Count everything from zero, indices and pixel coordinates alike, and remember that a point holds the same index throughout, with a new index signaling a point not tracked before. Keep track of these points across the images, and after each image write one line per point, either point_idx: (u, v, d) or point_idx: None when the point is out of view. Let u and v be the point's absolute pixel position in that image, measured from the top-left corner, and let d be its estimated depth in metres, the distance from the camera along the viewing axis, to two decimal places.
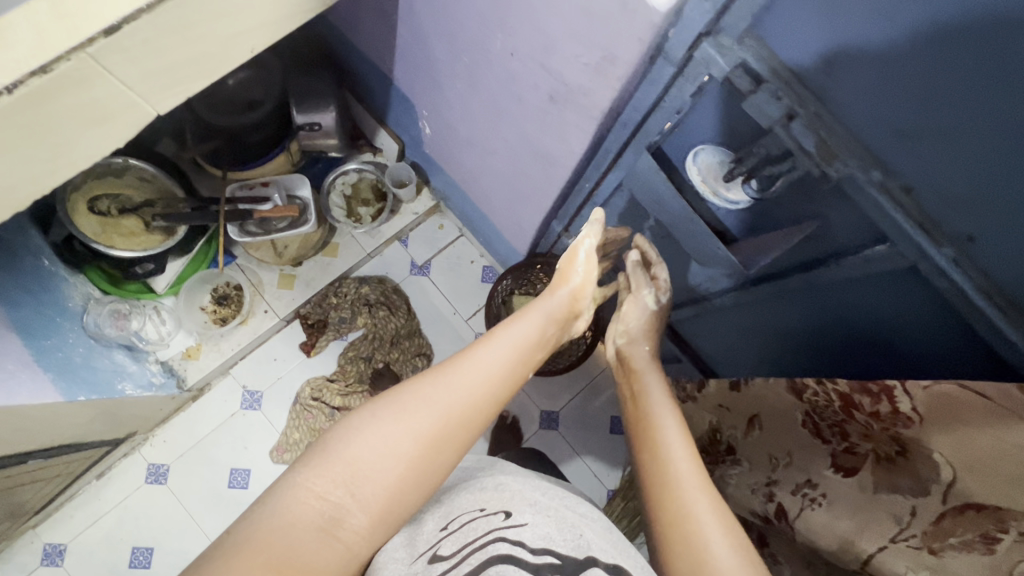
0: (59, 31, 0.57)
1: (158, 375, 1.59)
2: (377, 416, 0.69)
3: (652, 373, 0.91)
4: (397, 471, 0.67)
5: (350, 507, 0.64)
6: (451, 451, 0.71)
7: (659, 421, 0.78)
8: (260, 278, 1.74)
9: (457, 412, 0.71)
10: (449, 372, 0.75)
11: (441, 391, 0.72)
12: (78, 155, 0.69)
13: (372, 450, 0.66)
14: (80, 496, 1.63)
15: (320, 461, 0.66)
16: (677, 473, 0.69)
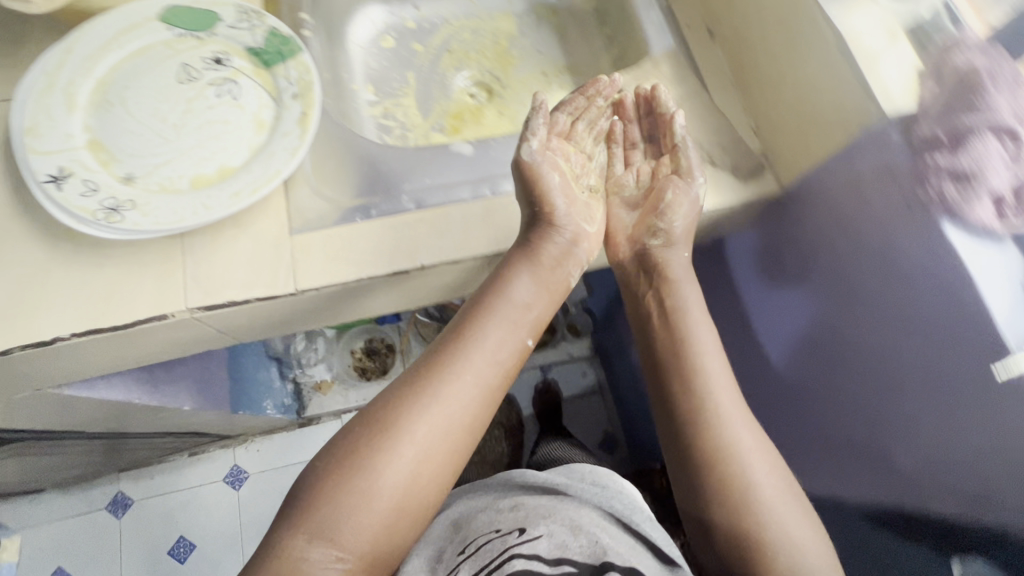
0: (483, 237, 0.65)
1: (288, 398, 1.66)
2: (346, 454, 0.53)
3: (711, 354, 0.63)
4: (399, 490, 0.52)
5: (347, 555, 0.50)
6: (452, 426, 0.55)
7: (723, 446, 0.57)
8: (410, 348, 1.80)
9: (450, 403, 0.56)
10: (429, 368, 0.58)
11: (422, 403, 0.55)
12: (416, 301, 0.76)
13: (355, 480, 0.51)
14: (166, 464, 1.67)
15: (299, 515, 0.50)
16: (754, 522, 0.54)
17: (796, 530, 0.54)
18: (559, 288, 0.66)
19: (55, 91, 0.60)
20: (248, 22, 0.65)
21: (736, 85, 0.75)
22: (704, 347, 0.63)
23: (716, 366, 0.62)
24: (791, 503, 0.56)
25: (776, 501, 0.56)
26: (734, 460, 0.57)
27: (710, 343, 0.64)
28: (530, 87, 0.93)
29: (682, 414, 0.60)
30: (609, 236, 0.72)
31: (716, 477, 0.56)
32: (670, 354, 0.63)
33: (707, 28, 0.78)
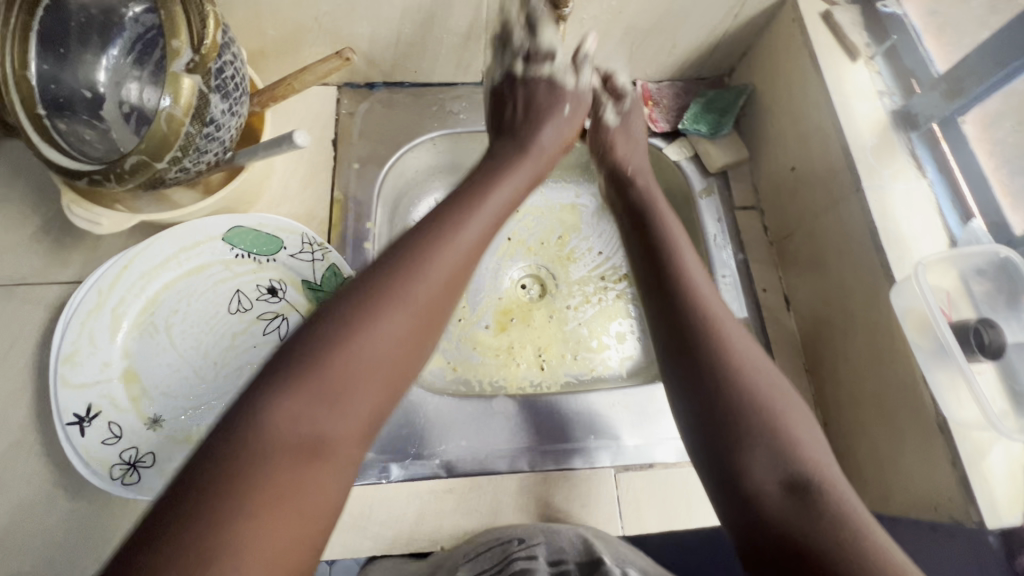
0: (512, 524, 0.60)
1: None
2: (332, 314, 0.40)
3: (696, 268, 0.53)
4: (377, 357, 0.39)
5: (332, 439, 0.37)
6: (437, 290, 0.42)
7: (716, 351, 0.46)
8: None
9: (437, 274, 0.43)
10: (412, 243, 0.44)
11: (404, 257, 0.43)
12: None
13: (330, 336, 0.38)
14: None
15: (285, 373, 0.37)
16: (769, 436, 0.42)
17: (820, 456, 0.42)
18: (512, 207, 0.53)
19: (103, 313, 0.58)
20: (311, 254, 0.63)
21: (809, 370, 0.70)
22: (686, 263, 0.53)
23: (703, 279, 0.52)
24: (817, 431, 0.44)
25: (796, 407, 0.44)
26: (742, 381, 0.44)
27: (693, 257, 0.54)
28: (584, 290, 0.91)
29: (679, 322, 0.48)
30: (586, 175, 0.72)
31: (728, 395, 0.44)
32: (655, 262, 0.54)
33: (784, 294, 0.74)
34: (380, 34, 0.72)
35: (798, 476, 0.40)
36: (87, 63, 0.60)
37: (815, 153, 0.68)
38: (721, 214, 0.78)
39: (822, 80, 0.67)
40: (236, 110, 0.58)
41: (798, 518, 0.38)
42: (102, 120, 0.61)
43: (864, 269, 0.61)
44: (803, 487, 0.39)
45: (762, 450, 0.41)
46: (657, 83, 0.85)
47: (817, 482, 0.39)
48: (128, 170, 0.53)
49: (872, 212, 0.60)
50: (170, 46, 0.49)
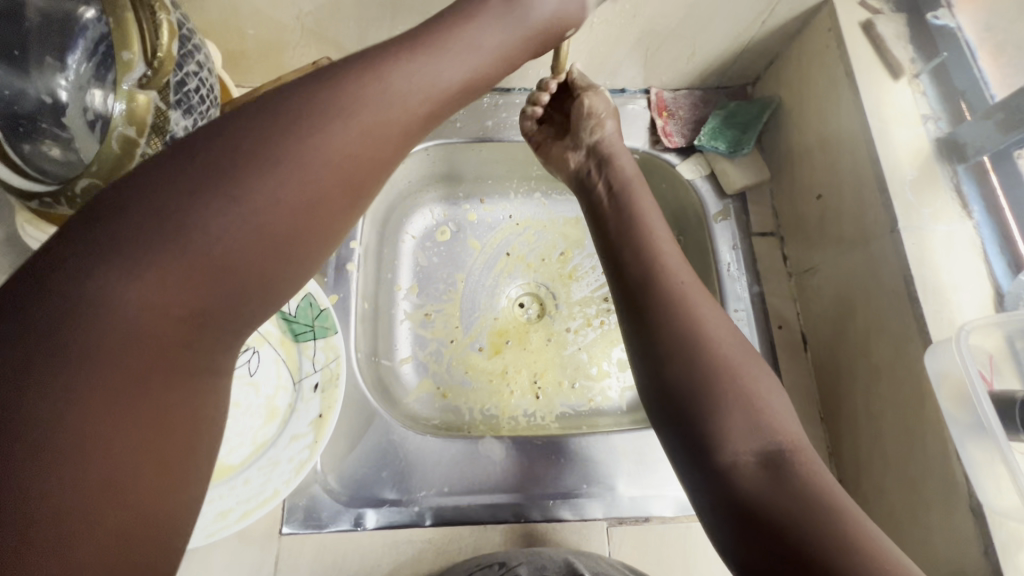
0: None
1: None
2: (208, 167, 0.31)
3: (664, 240, 0.55)
4: (268, 213, 0.32)
5: (174, 262, 0.30)
6: (359, 134, 0.35)
7: (685, 325, 0.47)
8: None
9: (354, 117, 0.35)
10: (324, 91, 0.35)
11: (312, 113, 0.34)
12: None
13: (206, 204, 0.30)
14: None
15: (146, 232, 0.29)
16: (740, 405, 0.43)
17: (783, 422, 0.44)
18: (478, 76, 0.42)
19: None
20: None
21: (826, 419, 0.64)
22: (659, 240, 0.54)
23: (673, 253, 0.53)
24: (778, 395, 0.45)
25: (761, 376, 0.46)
26: (709, 346, 0.46)
27: (660, 233, 0.55)
28: (586, 312, 0.84)
29: (649, 297, 0.49)
30: (557, 160, 0.68)
31: (699, 369, 0.44)
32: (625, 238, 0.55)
33: (802, 333, 0.68)
34: (370, 36, 0.65)
35: (773, 452, 0.42)
36: (48, 67, 0.54)
37: (845, 181, 0.62)
38: (736, 241, 0.72)
39: (858, 100, 0.60)
40: (203, 125, 0.52)
41: (770, 492, 0.40)
42: (62, 127, 0.54)
43: (894, 320, 0.55)
44: (775, 460, 0.41)
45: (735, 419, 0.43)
46: (674, 92, 0.78)
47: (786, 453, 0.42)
48: (80, 193, 0.48)
49: (907, 257, 0.54)
50: (119, 57, 0.44)
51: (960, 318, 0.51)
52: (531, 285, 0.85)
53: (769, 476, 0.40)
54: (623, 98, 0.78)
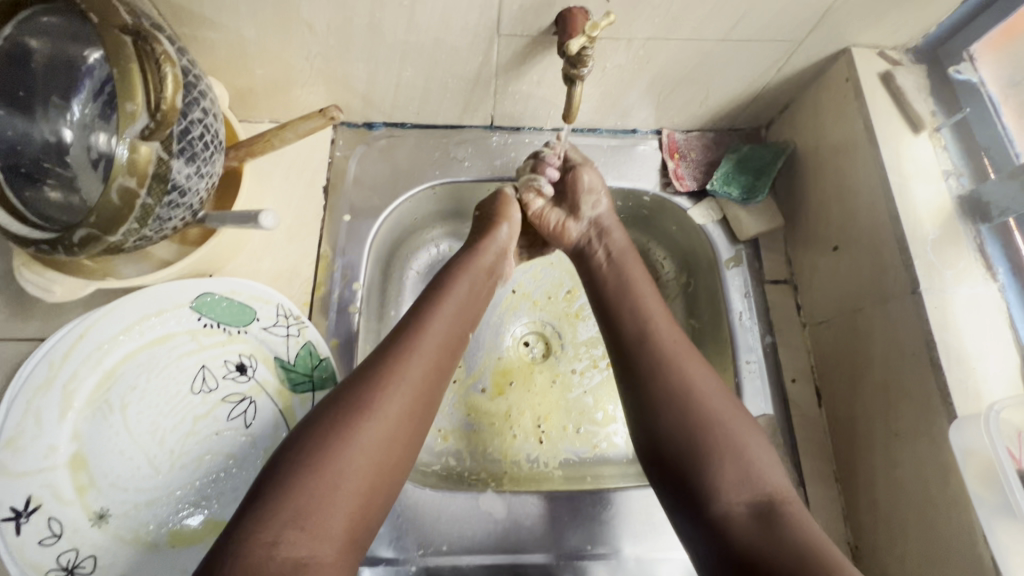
0: None
1: None
2: (306, 445, 0.43)
3: (650, 297, 0.59)
4: (359, 468, 0.43)
5: (314, 545, 0.40)
6: (416, 388, 0.48)
7: (675, 389, 0.51)
8: None
9: (411, 379, 0.48)
10: (390, 346, 0.50)
11: (388, 382, 0.47)
12: None
13: (292, 486, 0.41)
14: None
15: (282, 484, 0.41)
16: (730, 458, 0.47)
17: (771, 471, 0.48)
18: (478, 280, 0.59)
19: (53, 389, 0.51)
20: (285, 328, 0.57)
21: (840, 479, 0.61)
22: (651, 305, 0.58)
23: (663, 317, 0.57)
24: (763, 445, 0.49)
25: (745, 430, 0.49)
26: (695, 401, 0.50)
27: (649, 296, 0.59)
28: (592, 353, 0.82)
29: (642, 360, 0.54)
30: (558, 232, 0.66)
31: (689, 427, 0.49)
32: (616, 302, 0.59)
33: (815, 387, 0.66)
34: (379, 76, 0.64)
35: (763, 501, 0.46)
36: (54, 108, 0.54)
37: (863, 236, 0.60)
38: (748, 288, 0.70)
39: (879, 153, 0.58)
40: (206, 171, 0.51)
41: (762, 541, 0.43)
42: (66, 168, 0.54)
43: (914, 385, 0.53)
44: (764, 510, 0.45)
45: (722, 472, 0.47)
46: (685, 133, 0.76)
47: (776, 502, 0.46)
48: (77, 242, 0.47)
49: (929, 322, 0.52)
50: (122, 109, 0.42)
51: (985, 388, 0.49)
52: (536, 323, 0.83)
53: (760, 525, 0.44)
54: (634, 138, 0.76)
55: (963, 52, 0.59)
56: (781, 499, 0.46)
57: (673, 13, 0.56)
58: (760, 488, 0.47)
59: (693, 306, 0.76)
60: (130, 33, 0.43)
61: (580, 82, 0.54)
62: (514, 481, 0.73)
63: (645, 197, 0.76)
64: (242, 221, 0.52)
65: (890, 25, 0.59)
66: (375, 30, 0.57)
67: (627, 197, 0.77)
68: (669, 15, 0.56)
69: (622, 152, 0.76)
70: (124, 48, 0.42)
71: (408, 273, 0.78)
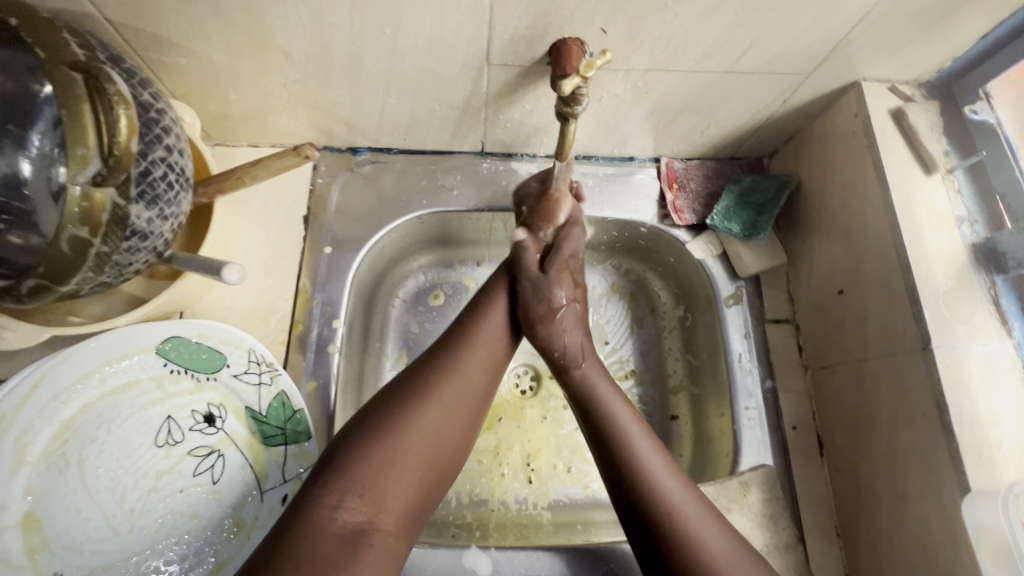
0: None
1: None
2: (383, 414, 0.46)
3: (599, 377, 0.54)
4: (427, 442, 0.46)
5: (375, 507, 0.42)
6: (482, 374, 0.51)
7: (633, 479, 0.47)
8: None
9: (476, 363, 0.51)
10: (455, 335, 0.53)
11: (457, 363, 0.50)
12: None
13: (365, 446, 0.44)
14: None
15: (358, 446, 0.44)
16: (702, 567, 0.43)
17: None
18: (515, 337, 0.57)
19: (4, 443, 0.47)
20: (257, 376, 0.54)
21: (842, 535, 0.58)
22: (600, 388, 0.53)
23: (617, 404, 0.52)
24: (745, 554, 0.44)
25: (718, 538, 0.45)
26: (651, 503, 0.46)
27: (589, 368, 0.54)
28: None
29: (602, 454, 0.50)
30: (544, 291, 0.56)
31: (655, 538, 0.45)
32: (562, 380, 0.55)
33: (817, 434, 0.63)
34: (362, 103, 0.61)
35: None
36: (11, 136, 0.50)
37: (871, 282, 0.57)
38: (748, 329, 0.67)
39: (889, 195, 0.55)
40: (170, 212, 0.48)
41: None
42: (24, 202, 0.49)
43: (923, 447, 0.50)
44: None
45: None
46: (685, 162, 0.73)
47: None
48: (27, 291, 0.43)
49: (941, 381, 0.49)
50: (72, 153, 0.39)
51: (1000, 455, 0.47)
52: (528, 353, 0.79)
53: None
54: (631, 167, 0.73)
55: (978, 89, 0.57)
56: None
57: (674, 45, 0.53)
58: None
59: (691, 343, 0.73)
60: (80, 70, 0.39)
61: (574, 120, 0.51)
62: (501, 528, 0.69)
63: (642, 229, 0.72)
64: (204, 270, 0.49)
65: (902, 60, 0.56)
66: (357, 58, 0.53)
67: (623, 229, 0.73)
68: (669, 47, 0.53)
69: (618, 181, 0.72)
70: (74, 88, 0.39)
71: (394, 306, 0.75)
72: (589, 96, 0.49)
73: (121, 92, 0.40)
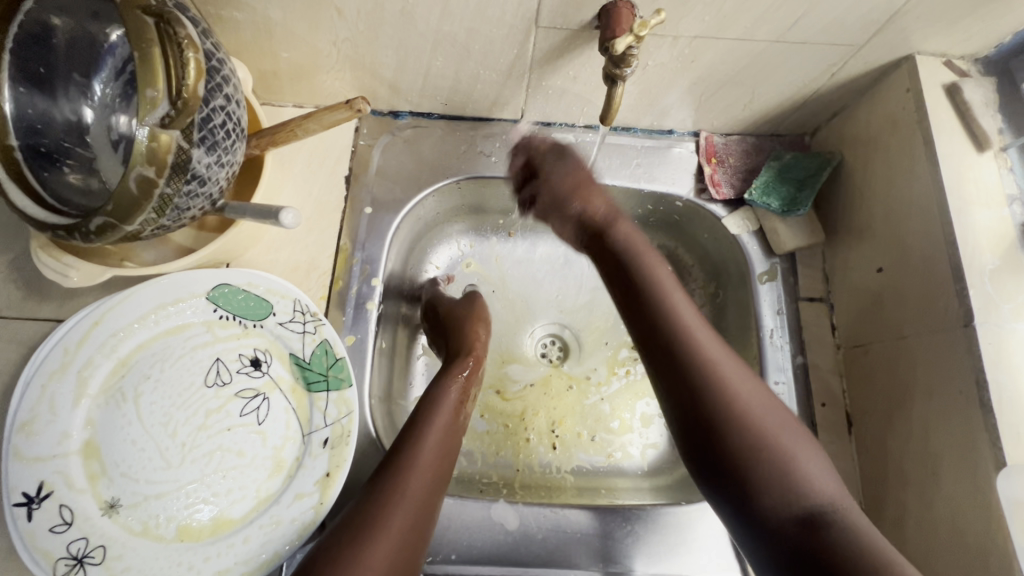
0: None
1: None
2: (359, 513, 0.49)
3: (680, 297, 0.56)
4: (409, 524, 0.49)
5: None
6: (443, 451, 0.55)
7: (711, 395, 0.50)
8: None
9: (438, 438, 0.56)
10: (415, 419, 0.57)
11: (419, 445, 0.54)
12: None
13: (346, 550, 0.46)
14: None
15: (340, 548, 0.46)
16: (776, 470, 0.47)
17: (818, 478, 0.47)
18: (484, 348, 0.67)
19: (69, 374, 0.51)
20: (302, 325, 0.56)
21: (866, 511, 0.59)
22: (680, 306, 0.55)
23: (694, 319, 0.55)
24: (808, 445, 0.49)
25: (785, 439, 0.48)
26: (737, 415, 0.49)
27: (675, 290, 0.57)
28: (612, 359, 0.79)
29: (673, 371, 0.52)
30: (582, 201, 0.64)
31: (730, 438, 0.49)
32: (646, 299, 0.56)
33: (846, 412, 0.63)
34: (408, 64, 0.61)
35: (813, 509, 0.45)
36: (75, 86, 0.52)
37: (913, 260, 0.56)
38: (782, 306, 0.67)
39: (938, 172, 0.54)
40: (226, 159, 0.49)
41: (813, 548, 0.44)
42: (87, 148, 0.53)
43: (960, 424, 0.50)
44: (815, 521, 0.45)
45: (760, 478, 0.47)
46: (725, 137, 0.72)
47: (827, 510, 0.45)
48: (94, 230, 0.45)
49: (982, 357, 0.49)
50: (142, 95, 0.40)
51: None
52: (556, 323, 0.80)
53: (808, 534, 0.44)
54: (669, 140, 0.73)
55: None
56: (833, 507, 0.45)
57: (726, 11, 0.52)
58: (795, 501, 0.46)
59: (722, 319, 0.73)
60: (152, 14, 0.41)
61: (622, 82, 0.52)
62: (526, 488, 0.70)
63: (677, 204, 0.72)
64: (261, 215, 0.51)
65: (961, 33, 0.54)
66: (408, 17, 0.54)
67: (657, 202, 0.73)
68: (721, 13, 0.52)
69: (656, 154, 0.72)
70: (147, 32, 0.40)
71: (427, 271, 0.76)
72: (638, 59, 0.50)
73: (190, 36, 0.41)
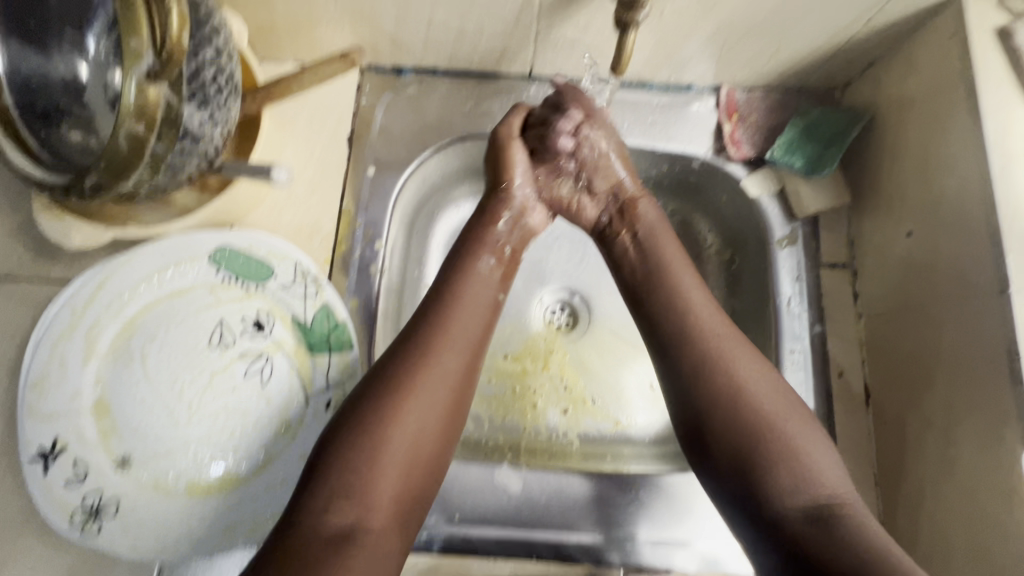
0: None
1: None
2: (363, 409, 0.46)
3: (690, 281, 0.56)
4: (431, 415, 0.47)
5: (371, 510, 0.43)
6: (469, 344, 0.51)
7: (716, 390, 0.49)
8: None
9: (467, 333, 0.51)
10: (433, 310, 0.51)
11: (443, 346, 0.49)
12: None
13: (355, 446, 0.44)
14: None
15: (353, 435, 0.44)
16: (781, 461, 0.45)
17: (829, 474, 0.45)
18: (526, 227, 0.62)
19: (76, 335, 0.52)
20: (303, 288, 0.56)
21: (880, 482, 0.57)
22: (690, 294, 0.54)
23: (704, 305, 0.53)
24: (821, 432, 0.47)
25: (799, 437, 0.47)
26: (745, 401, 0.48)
27: (692, 285, 0.55)
28: (621, 326, 0.77)
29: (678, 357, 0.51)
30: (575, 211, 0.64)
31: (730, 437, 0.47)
32: (655, 290, 0.56)
33: (864, 383, 0.60)
34: (410, 15, 0.58)
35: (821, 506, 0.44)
36: (68, 42, 0.50)
37: (947, 221, 0.52)
38: (801, 272, 0.63)
39: (980, 126, 0.50)
40: (220, 116, 0.48)
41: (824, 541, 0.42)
42: (85, 107, 0.51)
43: (986, 394, 0.47)
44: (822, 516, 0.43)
45: (768, 478, 0.45)
46: (747, 92, 0.68)
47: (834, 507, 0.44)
48: (89, 189, 0.45)
49: (1015, 326, 0.46)
50: (127, 45, 0.39)
51: None
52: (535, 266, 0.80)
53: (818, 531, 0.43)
54: (687, 96, 0.68)
55: None
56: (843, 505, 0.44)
57: None
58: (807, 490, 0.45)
59: (737, 287, 0.70)
60: None
61: (634, 29, 0.48)
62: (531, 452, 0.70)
63: (694, 164, 0.69)
64: (259, 173, 0.50)
65: None
66: None
67: (674, 162, 0.69)
68: None
69: (672, 112, 0.68)
70: None
71: (432, 235, 0.74)
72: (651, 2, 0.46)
73: None
